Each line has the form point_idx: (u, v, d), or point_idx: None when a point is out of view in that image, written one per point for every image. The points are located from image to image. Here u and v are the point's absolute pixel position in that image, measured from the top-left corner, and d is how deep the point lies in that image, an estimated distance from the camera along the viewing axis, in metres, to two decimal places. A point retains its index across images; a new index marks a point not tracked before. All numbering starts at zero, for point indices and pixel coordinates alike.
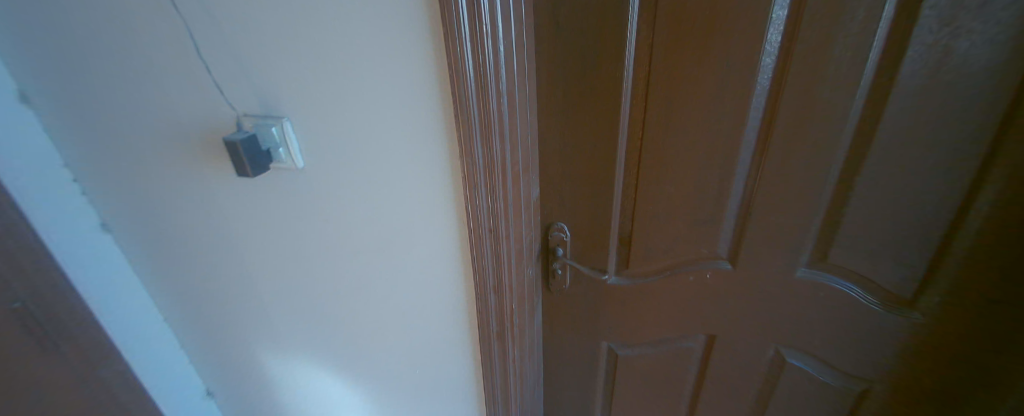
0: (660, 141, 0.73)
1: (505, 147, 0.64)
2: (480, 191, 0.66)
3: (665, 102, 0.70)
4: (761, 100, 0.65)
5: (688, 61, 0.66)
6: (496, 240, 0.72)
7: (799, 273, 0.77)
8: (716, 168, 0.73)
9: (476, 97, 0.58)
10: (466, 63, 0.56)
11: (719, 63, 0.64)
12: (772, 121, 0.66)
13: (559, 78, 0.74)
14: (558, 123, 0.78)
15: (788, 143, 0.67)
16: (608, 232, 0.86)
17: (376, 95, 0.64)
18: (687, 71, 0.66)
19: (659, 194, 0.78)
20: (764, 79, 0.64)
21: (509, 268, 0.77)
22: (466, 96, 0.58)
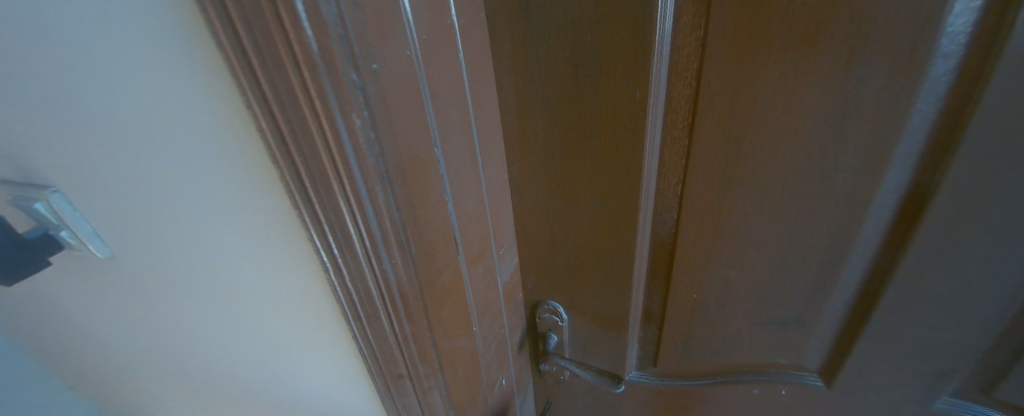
0: (716, 208, 0.42)
1: (414, 260, 0.35)
2: (382, 324, 0.39)
3: (727, 147, 0.38)
4: (915, 143, 0.32)
5: (779, 76, 0.33)
6: (420, 389, 0.45)
7: (935, 405, 0.47)
8: (816, 254, 0.41)
9: (329, 185, 0.30)
10: (294, 123, 0.27)
11: (837, 75, 0.31)
12: (931, 187, 0.33)
13: (537, 106, 0.43)
14: (540, 174, 0.48)
15: (958, 223, 0.34)
16: (626, 322, 0.56)
17: (178, 175, 0.36)
18: (778, 94, 0.33)
19: (710, 282, 0.48)
20: (928, 105, 0.30)
21: (469, 398, 0.51)
22: (314, 186, 0.30)
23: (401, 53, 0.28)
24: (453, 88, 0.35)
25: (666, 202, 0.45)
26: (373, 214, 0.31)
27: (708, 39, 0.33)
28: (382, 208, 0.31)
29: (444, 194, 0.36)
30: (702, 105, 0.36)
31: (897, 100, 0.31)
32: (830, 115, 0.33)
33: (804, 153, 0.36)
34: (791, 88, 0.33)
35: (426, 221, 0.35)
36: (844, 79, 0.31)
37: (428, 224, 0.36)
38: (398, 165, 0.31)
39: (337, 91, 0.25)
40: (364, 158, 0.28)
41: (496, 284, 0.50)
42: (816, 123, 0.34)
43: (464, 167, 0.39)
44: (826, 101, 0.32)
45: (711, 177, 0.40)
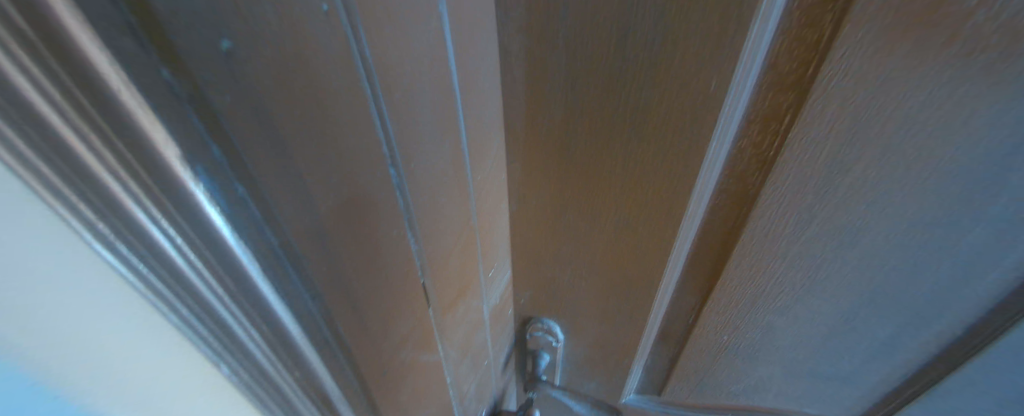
0: (782, 247, 0.31)
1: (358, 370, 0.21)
2: None
3: (827, 171, 0.26)
4: None
5: (947, 81, 0.20)
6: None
7: None
8: (896, 313, 0.32)
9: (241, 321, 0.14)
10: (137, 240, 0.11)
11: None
12: None
13: (556, 89, 0.28)
14: (549, 180, 0.34)
15: None
16: (634, 351, 0.47)
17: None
18: (934, 105, 0.22)
19: (748, 327, 0.39)
20: None
21: None
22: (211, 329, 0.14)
23: (313, 9, 0.13)
24: (421, 61, 0.20)
25: (716, 229, 0.33)
26: (263, 359, 0.15)
27: (851, 8, 0.19)
28: (280, 337, 0.16)
29: (408, 241, 0.23)
30: (808, 110, 0.24)
31: None
32: (1003, 147, 0.22)
33: (934, 192, 0.25)
34: (959, 102, 0.21)
35: (371, 306, 0.21)
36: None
37: (379, 300, 0.22)
38: (299, 245, 0.15)
39: (121, 128, 0.09)
40: (229, 265, 0.13)
41: (483, 315, 0.39)
42: (971, 156, 0.23)
43: (438, 193, 0.24)
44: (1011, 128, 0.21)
45: (790, 208, 0.29)
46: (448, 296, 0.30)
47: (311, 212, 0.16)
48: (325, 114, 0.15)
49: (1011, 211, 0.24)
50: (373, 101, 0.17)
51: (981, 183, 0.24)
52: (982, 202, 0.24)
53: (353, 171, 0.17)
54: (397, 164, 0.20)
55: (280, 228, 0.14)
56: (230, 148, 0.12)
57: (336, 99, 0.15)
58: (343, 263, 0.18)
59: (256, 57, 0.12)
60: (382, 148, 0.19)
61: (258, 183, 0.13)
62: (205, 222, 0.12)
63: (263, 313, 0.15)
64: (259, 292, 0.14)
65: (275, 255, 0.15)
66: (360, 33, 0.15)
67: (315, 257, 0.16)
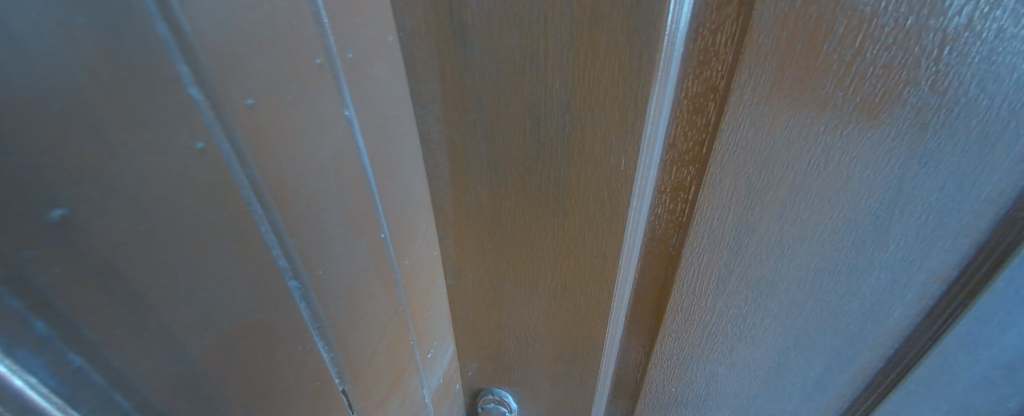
0: (708, 302, 0.33)
1: None
2: None
3: (734, 233, 0.29)
4: (947, 258, 0.26)
5: (825, 151, 0.24)
6: None
7: None
8: (819, 353, 0.34)
9: None
10: None
11: (875, 170, 0.24)
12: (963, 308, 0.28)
13: (480, 170, 0.29)
14: (483, 251, 0.34)
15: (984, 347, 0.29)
16: (588, 413, 0.46)
17: None
18: (818, 171, 0.25)
19: (693, 378, 0.39)
20: (971, 227, 0.24)
21: None
22: None
23: (183, 152, 0.14)
24: (325, 171, 0.22)
25: (648, 287, 0.35)
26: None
27: (731, 95, 0.23)
28: None
29: (316, 343, 0.22)
30: (709, 181, 0.27)
31: (941, 214, 0.24)
32: (881, 204, 0.25)
33: (832, 245, 0.28)
34: (836, 168, 0.24)
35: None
36: (915, 164, 0.23)
37: None
38: (153, 392, 0.14)
39: None
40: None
41: (421, 399, 0.36)
42: (857, 211, 0.26)
43: (354, 288, 0.24)
44: (887, 188, 0.24)
45: (709, 267, 0.31)
46: (376, 393, 0.27)
47: (179, 349, 0.15)
48: (198, 247, 0.15)
49: (898, 258, 0.27)
50: (263, 219, 0.18)
51: (864, 236, 0.27)
52: (873, 251, 0.27)
53: (236, 294, 0.17)
54: (298, 273, 0.20)
55: (128, 380, 0.13)
56: (52, 311, 0.11)
57: (207, 230, 0.15)
58: (230, 390, 0.18)
59: (103, 214, 0.12)
60: (278, 260, 0.19)
61: (94, 338, 0.12)
62: (16, 393, 0.11)
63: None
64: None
65: (117, 406, 0.13)
66: (246, 160, 0.17)
67: (185, 391, 0.15)
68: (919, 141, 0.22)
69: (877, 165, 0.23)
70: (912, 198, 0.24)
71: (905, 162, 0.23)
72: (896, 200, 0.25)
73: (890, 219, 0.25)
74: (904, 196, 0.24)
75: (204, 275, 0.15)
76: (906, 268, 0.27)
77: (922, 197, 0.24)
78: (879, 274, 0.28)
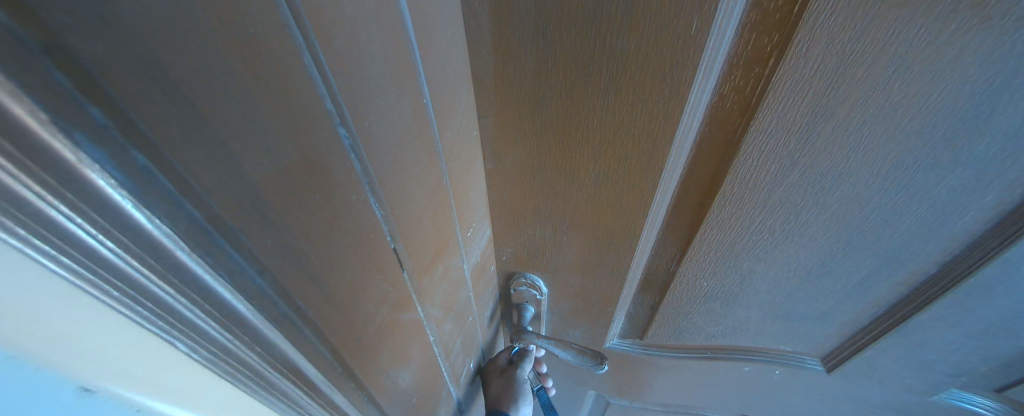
0: (762, 197, 0.31)
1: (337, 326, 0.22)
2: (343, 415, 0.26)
3: (808, 119, 0.25)
4: None
5: (943, 15, 0.19)
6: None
7: (919, 391, 0.45)
8: (870, 254, 0.33)
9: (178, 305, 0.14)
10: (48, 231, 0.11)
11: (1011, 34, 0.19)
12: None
13: (525, 37, 0.26)
14: (524, 135, 0.33)
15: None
16: (615, 302, 0.49)
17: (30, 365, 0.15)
18: (926, 43, 0.20)
19: (727, 274, 0.40)
20: None
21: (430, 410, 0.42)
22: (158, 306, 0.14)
23: None
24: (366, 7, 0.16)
25: (698, 180, 0.33)
26: (210, 328, 0.16)
27: None
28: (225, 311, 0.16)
29: (369, 205, 0.21)
30: (792, 54, 0.23)
31: None
32: (990, 88, 0.22)
33: (920, 137, 0.24)
34: (950, 39, 0.20)
35: (334, 276, 0.21)
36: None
37: (343, 269, 0.21)
38: (227, 215, 0.15)
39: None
40: (154, 248, 0.13)
41: (462, 274, 0.39)
42: (959, 97, 0.22)
43: (402, 154, 0.23)
44: (1002, 69, 0.21)
45: (772, 158, 0.28)
46: (424, 258, 0.29)
47: (241, 181, 0.14)
48: (241, 72, 0.13)
49: (991, 154, 0.24)
50: (305, 50, 0.15)
51: (959, 128, 0.24)
52: (965, 146, 0.24)
53: (285, 133, 0.15)
54: (347, 123, 0.18)
55: (202, 201, 0.14)
56: (120, 120, 0.11)
57: (258, 61, 0.13)
58: (290, 237, 0.17)
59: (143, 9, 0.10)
60: (326, 103, 0.16)
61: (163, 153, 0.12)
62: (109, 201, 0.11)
63: (201, 289, 0.15)
64: (190, 269, 0.14)
65: (202, 230, 0.14)
66: None
67: (253, 227, 0.16)
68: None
69: (1000, 38, 0.19)
70: None
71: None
72: (1009, 85, 0.21)
73: (993, 109, 0.22)
74: (1015, 86, 0.21)
75: (253, 107, 0.14)
76: (995, 166, 0.25)
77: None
78: (962, 172, 0.26)
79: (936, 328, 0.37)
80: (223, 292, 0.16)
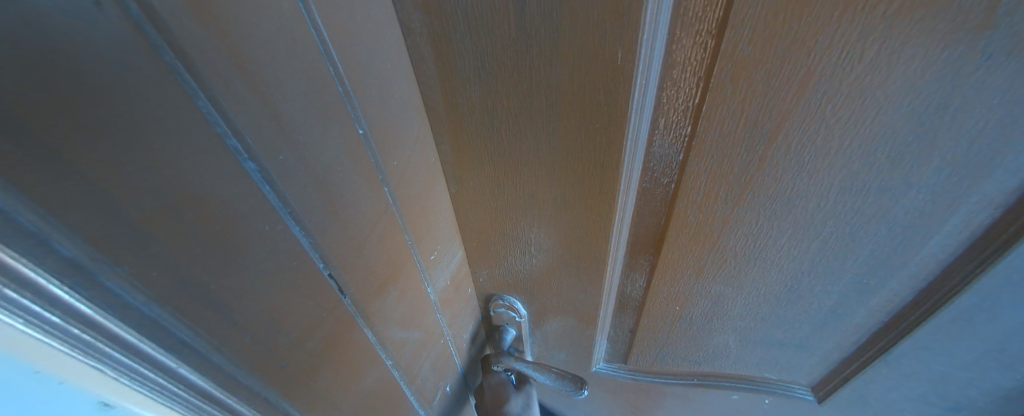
0: (718, 220, 0.31)
1: (274, 358, 0.22)
2: None
3: (748, 143, 0.25)
4: (999, 172, 0.22)
5: (859, 37, 0.19)
6: None
7: None
8: (839, 279, 0.32)
9: (81, 328, 0.14)
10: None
11: (926, 62, 0.19)
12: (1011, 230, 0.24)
13: (467, 68, 0.27)
14: (481, 161, 0.34)
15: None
16: (594, 325, 0.48)
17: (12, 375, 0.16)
18: (852, 65, 0.20)
19: (698, 299, 0.39)
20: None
21: None
22: (61, 326, 0.14)
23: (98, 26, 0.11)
24: (274, 49, 0.18)
25: (654, 204, 0.33)
26: (115, 355, 0.15)
27: None
28: (126, 344, 0.15)
29: (294, 233, 0.21)
30: (717, 80, 0.23)
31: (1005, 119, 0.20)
32: (924, 111, 0.21)
33: (862, 159, 0.24)
34: (874, 62, 0.20)
35: (245, 305, 0.19)
36: (967, 64, 0.19)
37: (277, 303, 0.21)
38: (107, 254, 0.13)
39: None
40: (29, 283, 0.12)
41: (427, 297, 0.40)
42: (897, 118, 0.22)
43: (335, 184, 0.23)
44: (936, 90, 0.20)
45: (716, 182, 0.28)
46: (372, 283, 0.29)
47: (120, 219, 0.13)
48: (118, 112, 0.12)
49: (942, 177, 0.24)
50: (201, 95, 0.15)
51: (902, 151, 0.23)
52: (911, 168, 0.24)
53: (175, 171, 0.15)
54: (256, 158, 0.18)
55: (73, 239, 0.12)
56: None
57: (139, 106, 0.13)
58: (192, 273, 0.16)
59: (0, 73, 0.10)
60: (228, 141, 0.16)
61: (20, 194, 0.11)
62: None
63: (88, 322, 0.14)
64: (72, 304, 0.13)
65: (74, 264, 0.13)
66: (164, 23, 0.13)
67: (137, 263, 0.14)
68: (981, 34, 0.17)
69: (916, 67, 0.19)
70: (963, 99, 0.20)
71: (960, 59, 0.19)
72: (949, 105, 0.20)
73: (935, 130, 0.22)
74: (953, 108, 0.21)
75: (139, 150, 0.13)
76: (949, 188, 0.24)
77: (978, 104, 0.20)
78: (915, 194, 0.25)
79: (925, 355, 0.35)
80: (114, 326, 0.15)
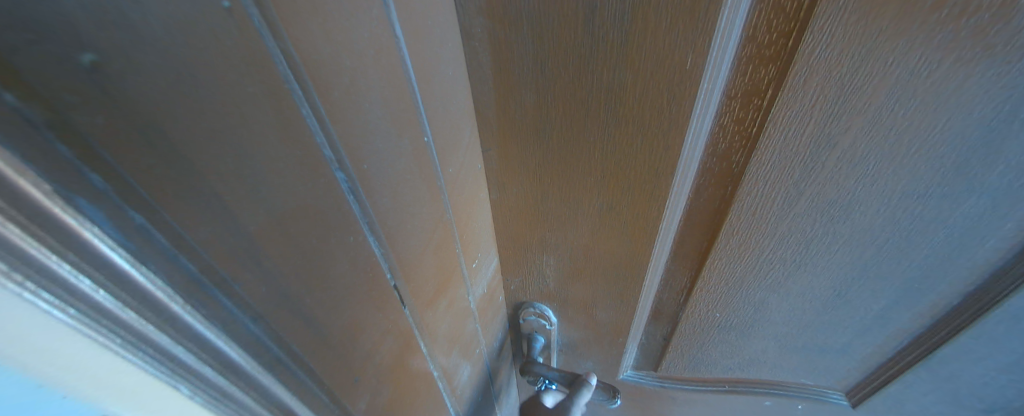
0: (771, 224, 0.30)
1: (345, 373, 0.22)
2: None
3: (813, 147, 0.25)
4: None
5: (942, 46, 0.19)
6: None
7: None
8: (892, 283, 0.32)
9: (197, 358, 0.14)
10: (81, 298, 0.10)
11: (1006, 71, 0.19)
12: None
13: (525, 73, 0.26)
14: (528, 166, 0.33)
15: None
16: (626, 332, 0.47)
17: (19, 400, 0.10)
18: (928, 71, 0.20)
19: (740, 304, 0.38)
20: None
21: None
22: (176, 364, 0.13)
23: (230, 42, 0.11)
24: (363, 56, 0.17)
25: (705, 209, 0.32)
26: (217, 386, 0.15)
27: None
28: (233, 369, 0.15)
29: (369, 244, 0.21)
30: (789, 85, 0.22)
31: None
32: (999, 116, 0.21)
33: (927, 163, 0.24)
34: (954, 68, 0.20)
35: (328, 316, 0.19)
36: None
37: (347, 316, 0.21)
38: (225, 268, 0.14)
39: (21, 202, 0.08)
40: (157, 312, 0.12)
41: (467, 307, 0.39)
42: (966, 123, 0.22)
43: (403, 192, 0.23)
44: (1014, 97, 0.20)
45: (776, 186, 0.28)
46: (426, 294, 0.29)
47: (238, 232, 0.14)
48: (242, 124, 0.13)
49: (1004, 181, 0.24)
50: (304, 103, 0.15)
51: (968, 156, 0.23)
52: (973, 172, 0.24)
53: (286, 182, 0.15)
54: (345, 167, 0.18)
55: (196, 253, 0.13)
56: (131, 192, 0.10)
57: (257, 122, 0.13)
58: (286, 280, 0.16)
59: (158, 96, 0.10)
60: (323, 151, 0.16)
61: (159, 209, 0.11)
62: (98, 258, 0.10)
63: (205, 347, 0.14)
64: (192, 329, 0.13)
65: (196, 281, 0.13)
66: (281, 32, 0.13)
67: (251, 278, 0.15)
68: None
69: (998, 74, 0.19)
70: None
71: None
72: (1020, 109, 0.20)
73: (1006, 136, 0.22)
74: (1022, 114, 0.20)
75: (253, 165, 0.13)
76: (1015, 192, 0.24)
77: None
78: (976, 200, 0.25)
79: (971, 362, 0.34)
80: (224, 348, 0.14)
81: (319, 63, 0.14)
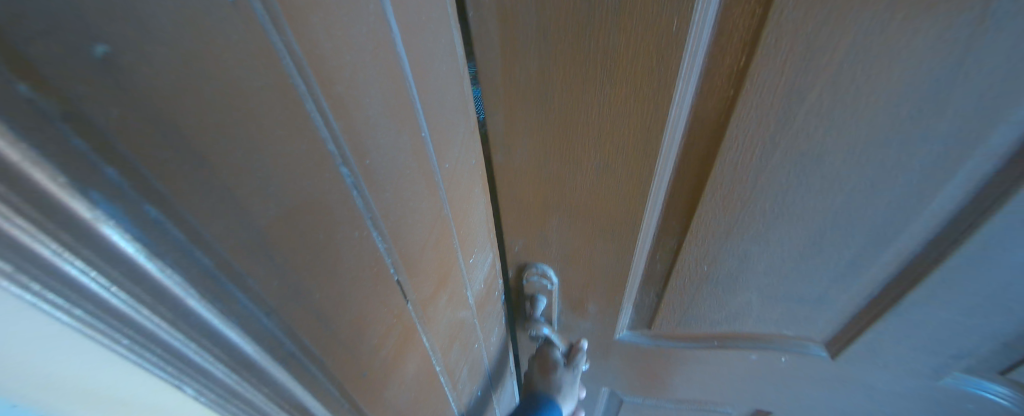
0: (750, 178, 0.32)
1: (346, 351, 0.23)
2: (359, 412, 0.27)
3: (786, 102, 0.27)
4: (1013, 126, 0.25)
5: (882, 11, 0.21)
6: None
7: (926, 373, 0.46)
8: (863, 232, 0.34)
9: (192, 339, 0.15)
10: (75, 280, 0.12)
11: (940, 29, 0.21)
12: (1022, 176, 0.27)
13: (529, 38, 0.27)
14: (531, 128, 0.33)
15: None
16: (620, 296, 0.49)
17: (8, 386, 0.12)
18: (877, 32, 0.22)
19: (725, 257, 0.40)
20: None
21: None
22: (169, 344, 0.15)
23: (235, 38, 0.12)
24: (362, 49, 0.17)
25: (692, 171, 0.33)
26: (207, 366, 0.16)
27: None
28: (230, 350, 0.17)
29: (373, 240, 0.23)
30: (762, 44, 0.24)
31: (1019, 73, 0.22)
32: (945, 70, 0.23)
33: (886, 114, 0.26)
34: (895, 28, 0.22)
35: (327, 296, 0.21)
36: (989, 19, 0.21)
37: (349, 302, 0.22)
38: (226, 249, 0.15)
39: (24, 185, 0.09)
40: (156, 293, 0.14)
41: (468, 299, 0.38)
42: (915, 80, 0.24)
43: (404, 187, 0.24)
44: (950, 54, 0.22)
45: (754, 141, 0.29)
46: (423, 283, 0.29)
47: (246, 215, 0.15)
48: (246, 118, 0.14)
49: (953, 129, 0.26)
50: (308, 99, 0.16)
51: (921, 106, 0.25)
52: (923, 123, 0.26)
53: (291, 172, 0.16)
54: (348, 163, 0.19)
55: (198, 232, 0.14)
56: (137, 177, 0.12)
57: (262, 116, 0.14)
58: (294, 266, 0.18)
59: (169, 90, 0.11)
60: (328, 146, 0.18)
61: (168, 195, 0.13)
62: (101, 244, 0.12)
63: (205, 329, 0.15)
64: (190, 311, 0.15)
65: (195, 260, 0.14)
66: (284, 27, 0.14)
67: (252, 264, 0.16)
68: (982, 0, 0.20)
69: (938, 32, 0.21)
70: (981, 60, 0.22)
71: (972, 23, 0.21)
72: (960, 63, 0.23)
73: (949, 88, 0.24)
74: (965, 64, 0.23)
75: (255, 156, 0.15)
76: (963, 140, 0.26)
77: (987, 60, 0.22)
78: (931, 148, 0.27)
79: (933, 303, 0.38)
80: (222, 329, 0.16)
81: (319, 58, 0.15)
